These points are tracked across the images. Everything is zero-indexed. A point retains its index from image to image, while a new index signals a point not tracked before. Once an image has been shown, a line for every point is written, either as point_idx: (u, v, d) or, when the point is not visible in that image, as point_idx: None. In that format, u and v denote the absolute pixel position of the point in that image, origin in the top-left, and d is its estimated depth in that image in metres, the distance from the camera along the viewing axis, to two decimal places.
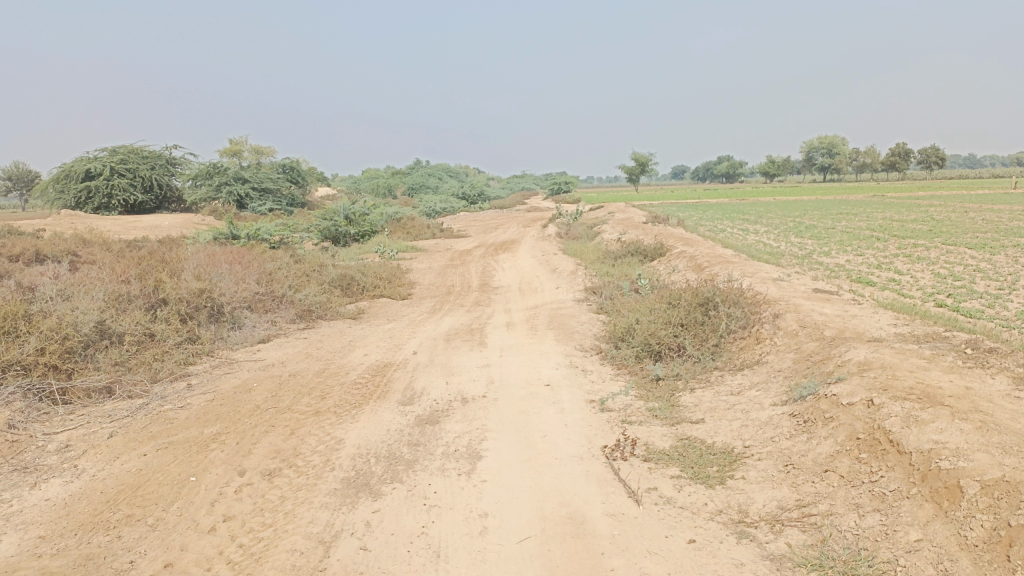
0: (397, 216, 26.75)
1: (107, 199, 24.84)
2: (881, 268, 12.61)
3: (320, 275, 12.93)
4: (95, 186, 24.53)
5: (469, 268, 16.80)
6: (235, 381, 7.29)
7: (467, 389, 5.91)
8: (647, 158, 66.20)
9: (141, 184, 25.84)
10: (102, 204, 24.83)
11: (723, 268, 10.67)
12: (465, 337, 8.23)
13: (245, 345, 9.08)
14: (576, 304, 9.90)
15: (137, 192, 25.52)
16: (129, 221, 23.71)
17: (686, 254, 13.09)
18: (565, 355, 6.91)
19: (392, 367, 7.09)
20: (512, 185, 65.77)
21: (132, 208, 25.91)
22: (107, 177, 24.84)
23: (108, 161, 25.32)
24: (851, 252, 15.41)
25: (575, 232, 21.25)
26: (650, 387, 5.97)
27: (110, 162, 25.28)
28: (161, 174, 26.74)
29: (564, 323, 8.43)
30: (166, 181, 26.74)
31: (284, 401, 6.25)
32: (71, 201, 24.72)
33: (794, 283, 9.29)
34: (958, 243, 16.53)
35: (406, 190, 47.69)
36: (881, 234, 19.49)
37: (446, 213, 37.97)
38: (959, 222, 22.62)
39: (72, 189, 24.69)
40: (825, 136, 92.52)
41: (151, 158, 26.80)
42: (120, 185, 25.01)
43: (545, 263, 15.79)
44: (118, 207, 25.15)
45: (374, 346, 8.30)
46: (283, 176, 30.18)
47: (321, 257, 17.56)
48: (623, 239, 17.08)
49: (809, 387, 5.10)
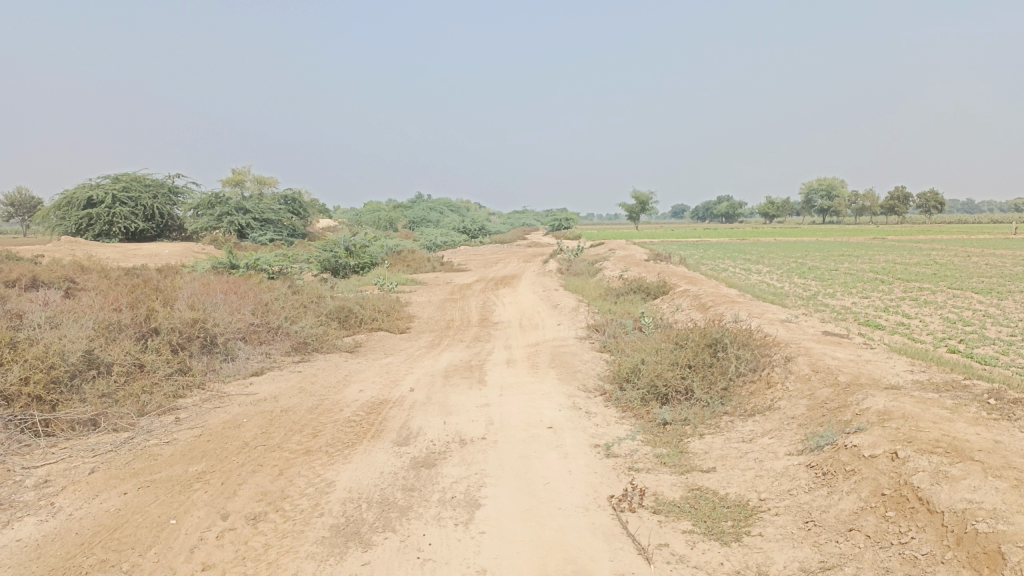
0: (397, 249, 26.60)
1: (107, 227, 24.71)
2: (889, 311, 12.39)
3: (317, 307, 12.70)
4: (96, 213, 24.41)
5: (468, 303, 16.57)
6: (225, 416, 7.02)
7: (466, 430, 5.65)
8: (648, 196, 66.40)
9: (143, 212, 25.74)
10: (102, 231, 24.69)
11: (728, 308, 10.45)
12: (464, 374, 7.97)
13: (238, 377, 8.81)
14: (579, 342, 9.66)
15: (139, 220, 25.39)
16: (128, 249, 23.53)
17: (690, 293, 12.87)
18: (567, 395, 6.65)
19: (389, 404, 6.83)
20: (513, 221, 65.87)
21: (133, 236, 25.78)
22: (109, 204, 24.74)
23: (110, 188, 25.25)
24: (856, 294, 15.20)
25: (576, 268, 21.08)
26: (657, 432, 5.71)
27: (113, 189, 25.21)
28: (163, 202, 26.65)
29: (566, 361, 8.18)
30: (167, 209, 26.64)
31: (274, 438, 5.97)
32: (72, 227, 24.59)
33: (802, 325, 9.06)
34: (964, 287, 16.34)
35: (407, 224, 47.67)
36: (885, 277, 19.29)
37: (446, 247, 37.86)
38: (963, 266, 22.47)
39: (72, 216, 24.57)
40: (825, 179, 93.01)
41: (153, 186, 26.75)
42: (121, 213, 24.91)
43: (546, 299, 15.58)
44: (118, 235, 25.00)
45: (369, 381, 8.04)
46: (285, 207, 30.12)
47: (320, 289, 17.34)
48: (625, 276, 16.89)
49: (826, 437, 4.83)
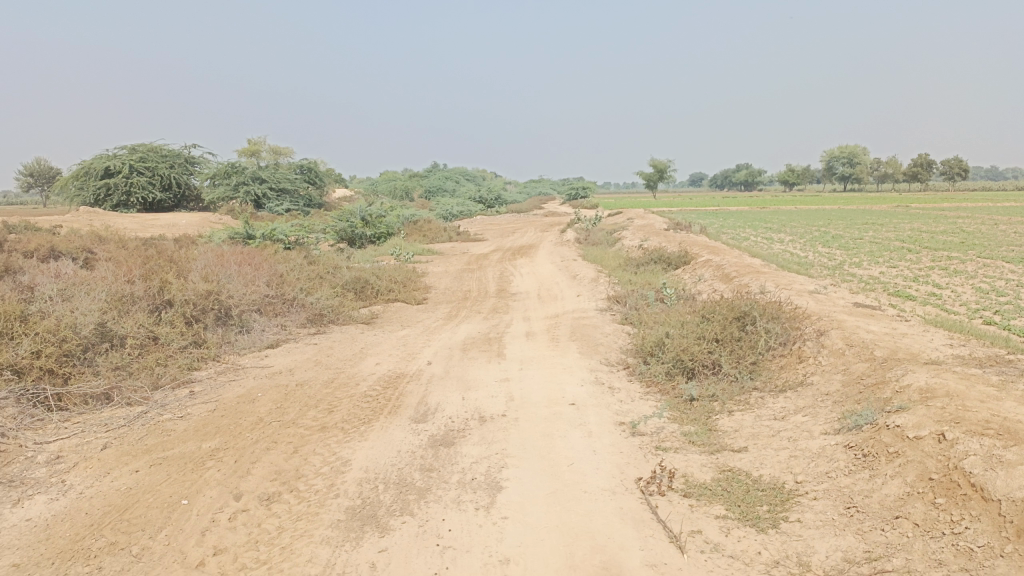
0: (413, 219, 26.37)
1: (125, 197, 24.66)
2: (918, 282, 12.03)
3: (333, 278, 12.53)
4: (114, 184, 24.34)
5: (485, 273, 16.36)
6: (239, 389, 6.87)
7: (486, 407, 5.46)
8: (666, 165, 65.54)
9: (159, 182, 25.65)
10: (120, 201, 24.65)
11: (753, 279, 10.16)
12: (482, 347, 7.78)
13: (253, 350, 8.67)
14: (599, 313, 9.43)
15: (156, 190, 25.32)
16: (146, 219, 23.48)
17: (712, 263, 12.57)
18: (590, 370, 6.44)
19: (405, 378, 6.65)
20: (530, 190, 65.36)
21: (150, 206, 25.73)
22: (126, 175, 24.65)
23: (127, 159, 25.14)
24: (883, 264, 14.81)
25: (595, 237, 20.78)
26: (684, 409, 5.49)
27: (130, 159, 25.10)
28: (180, 173, 26.53)
29: (587, 334, 7.95)
30: (184, 179, 26.53)
31: (289, 414, 5.81)
32: (90, 198, 24.56)
33: (831, 296, 8.77)
34: (994, 256, 15.89)
35: (423, 193, 47.38)
36: (911, 245, 18.84)
37: (462, 216, 37.59)
38: (991, 234, 21.91)
39: (90, 186, 24.52)
40: (847, 145, 91.39)
41: (170, 156, 26.61)
42: (138, 183, 24.83)
43: (565, 270, 15.33)
44: (136, 205, 24.96)
45: (386, 354, 7.87)
46: (301, 177, 29.93)
47: (336, 259, 17.18)
48: (645, 245, 16.60)
49: (865, 416, 4.59)
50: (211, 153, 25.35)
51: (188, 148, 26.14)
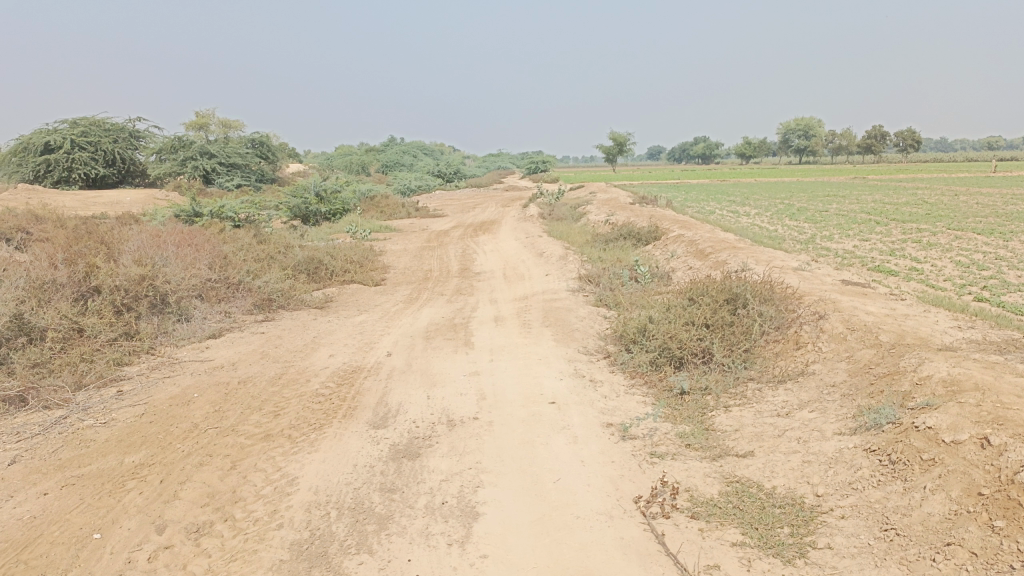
0: (370, 195, 25.43)
1: (67, 173, 23.27)
2: (896, 255, 11.65)
3: (284, 259, 11.71)
4: (54, 159, 22.94)
5: (447, 251, 15.64)
6: (174, 388, 6.12)
7: (454, 408, 4.81)
8: (626, 138, 65.10)
9: (103, 157, 24.26)
10: (61, 178, 23.27)
11: (731, 255, 9.65)
12: (447, 334, 7.10)
13: (193, 341, 7.89)
14: (571, 294, 8.83)
15: (99, 166, 23.94)
16: (87, 197, 22.17)
17: (684, 239, 12.04)
18: (567, 360, 5.83)
19: (362, 373, 5.96)
20: (489, 165, 64.39)
21: (93, 183, 24.36)
22: (67, 150, 23.25)
23: (68, 133, 23.71)
24: (855, 237, 14.47)
25: (559, 212, 20.18)
26: (676, 405, 4.91)
27: (71, 134, 23.67)
28: (124, 147, 25.14)
29: (561, 319, 7.33)
30: (128, 154, 25.14)
31: (229, 421, 5.09)
32: (29, 174, 23.12)
33: (817, 272, 8.28)
34: (964, 228, 15.68)
35: (380, 168, 46.19)
36: (878, 218, 18.60)
37: (421, 191, 36.64)
38: (954, 206, 21.84)
39: (29, 162, 23.09)
40: (802, 118, 92.22)
41: (113, 130, 25.20)
42: (79, 159, 23.43)
43: (530, 247, 14.69)
44: (79, 181, 23.57)
45: (341, 344, 7.15)
46: (252, 151, 28.69)
47: (290, 238, 16.29)
48: (612, 221, 16.04)
49: (885, 414, 4.05)
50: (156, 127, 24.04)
51: (131, 121, 24.74)
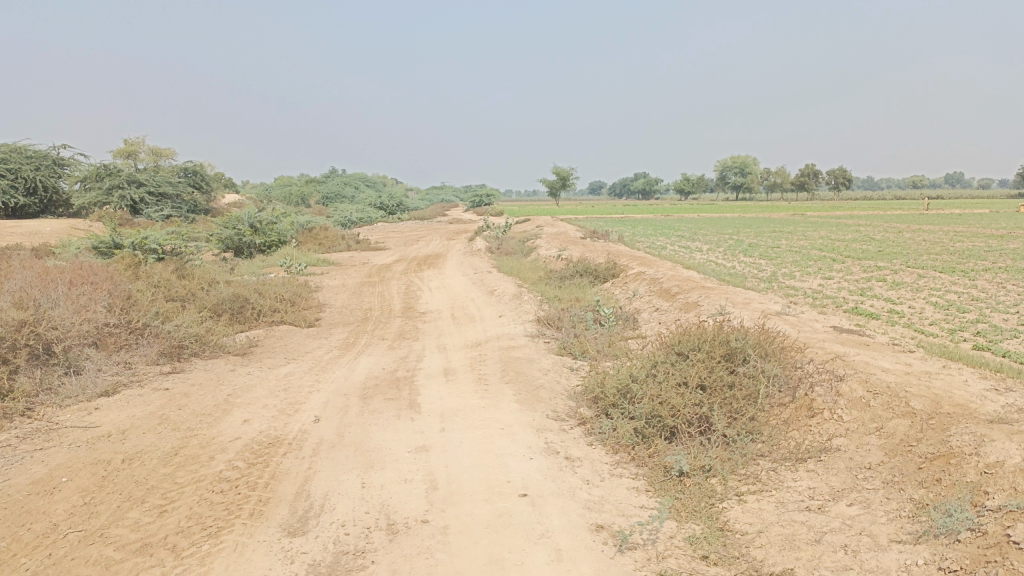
0: (309, 226, 24.14)
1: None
2: (866, 295, 11.07)
3: (205, 297, 10.43)
4: None
5: (389, 287, 14.53)
6: (40, 468, 4.80)
7: (397, 505, 3.70)
8: (569, 172, 65.15)
9: (23, 185, 22.51)
10: None
11: (702, 296, 8.84)
12: (388, 393, 5.98)
13: (80, 400, 6.56)
14: (530, 339, 7.84)
15: (19, 195, 22.18)
16: (3, 226, 20.44)
17: (646, 277, 11.21)
18: (535, 430, 4.79)
19: (281, 448, 4.80)
20: (434, 197, 63.64)
21: (11, 213, 22.56)
22: None
23: None
24: (816, 275, 13.93)
25: (507, 247, 19.26)
26: (677, 494, 3.90)
27: None
28: (47, 175, 23.38)
29: (522, 372, 6.28)
30: (52, 182, 23.38)
31: (98, 523, 3.84)
32: None
33: (803, 316, 7.49)
34: (922, 266, 15.36)
35: (320, 200, 44.79)
36: (834, 254, 18.27)
37: (362, 223, 35.45)
38: (903, 242, 21.78)
39: None
40: (740, 156, 94.35)
41: (35, 157, 23.38)
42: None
43: (479, 283, 13.72)
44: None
45: (261, 405, 5.96)
46: (185, 181, 27.07)
47: (219, 274, 14.98)
48: (564, 256, 15.20)
49: (959, 519, 3.12)
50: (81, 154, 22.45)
51: (55, 149, 23.09)
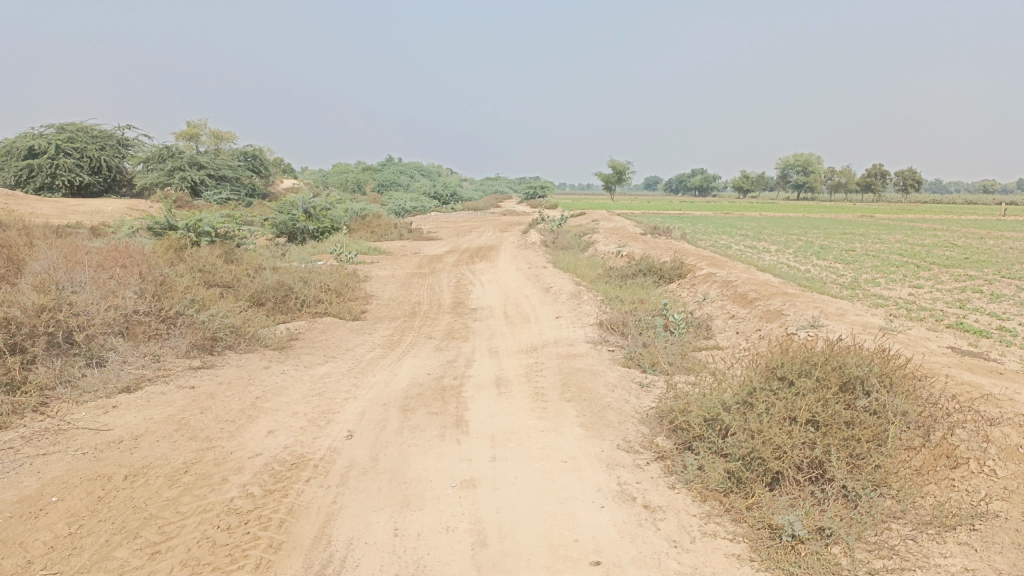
0: (363, 213, 23.65)
1: (50, 180, 21.59)
2: (966, 308, 9.91)
3: (248, 285, 9.89)
4: (37, 164, 21.33)
5: (440, 279, 13.86)
6: (35, 478, 4.19)
7: (437, 568, 2.95)
8: (625, 167, 63.83)
9: (88, 164, 22.60)
10: (43, 184, 21.61)
11: (786, 303, 7.88)
12: (432, 405, 5.24)
13: (99, 396, 5.97)
14: (593, 346, 7.03)
15: (84, 173, 22.24)
16: (66, 203, 20.49)
17: (717, 279, 10.27)
18: (604, 466, 3.98)
19: (306, 472, 4.09)
20: (489, 188, 63.09)
21: (76, 192, 22.71)
22: (52, 155, 21.66)
23: (54, 138, 22.13)
24: (903, 283, 12.74)
25: (563, 240, 18.43)
26: (790, 567, 3.08)
27: (56, 139, 22.08)
28: (111, 155, 23.40)
29: (585, 388, 5.46)
30: (115, 162, 23.40)
31: (76, 565, 3.16)
32: (11, 179, 21.50)
33: (909, 333, 6.52)
34: (1019, 276, 13.99)
35: (375, 187, 44.54)
36: (916, 260, 16.95)
37: (416, 213, 35.02)
38: (990, 249, 20.20)
39: (12, 166, 21.46)
40: (803, 155, 91.38)
41: (101, 137, 23.41)
42: (64, 165, 21.74)
43: (534, 279, 12.95)
44: (62, 189, 21.88)
45: (289, 414, 5.27)
46: (244, 165, 26.90)
47: (269, 260, 14.51)
48: (625, 253, 14.31)
49: None
50: (142, 135, 22.39)
51: (119, 129, 23.15)
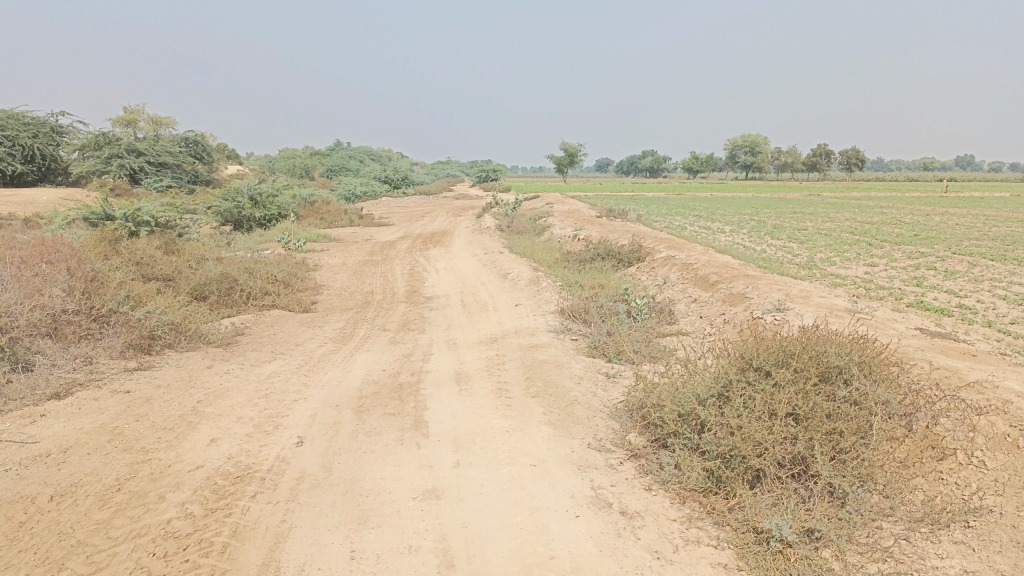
0: (312, 199, 22.98)
1: None
2: (922, 286, 9.92)
3: (190, 278, 9.37)
4: None
5: (393, 267, 13.46)
6: None
7: None
8: (577, 149, 63.74)
9: (20, 153, 21.49)
10: None
11: (748, 285, 7.75)
12: (389, 405, 4.92)
13: (23, 403, 5.48)
14: (555, 336, 6.78)
15: (16, 163, 21.15)
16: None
17: (677, 261, 10.11)
18: (576, 469, 3.73)
19: (252, 486, 3.75)
20: (441, 172, 62.44)
21: (8, 182, 21.59)
22: None
23: None
24: (857, 261, 12.77)
25: (518, 224, 18.14)
26: None
27: None
28: (45, 144, 22.29)
29: (550, 381, 5.19)
30: (49, 150, 22.31)
31: None
32: None
33: (875, 314, 6.41)
34: (968, 252, 14.17)
35: (324, 173, 43.61)
36: (867, 238, 17.12)
37: (366, 198, 34.34)
38: (936, 226, 20.56)
39: None
40: (750, 135, 92.60)
41: (33, 124, 22.23)
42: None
43: (490, 265, 12.66)
44: None
45: (233, 419, 4.89)
46: (186, 151, 25.90)
47: (214, 250, 13.90)
48: (582, 237, 14.10)
49: None
50: (77, 121, 21.35)
51: (53, 116, 22.04)
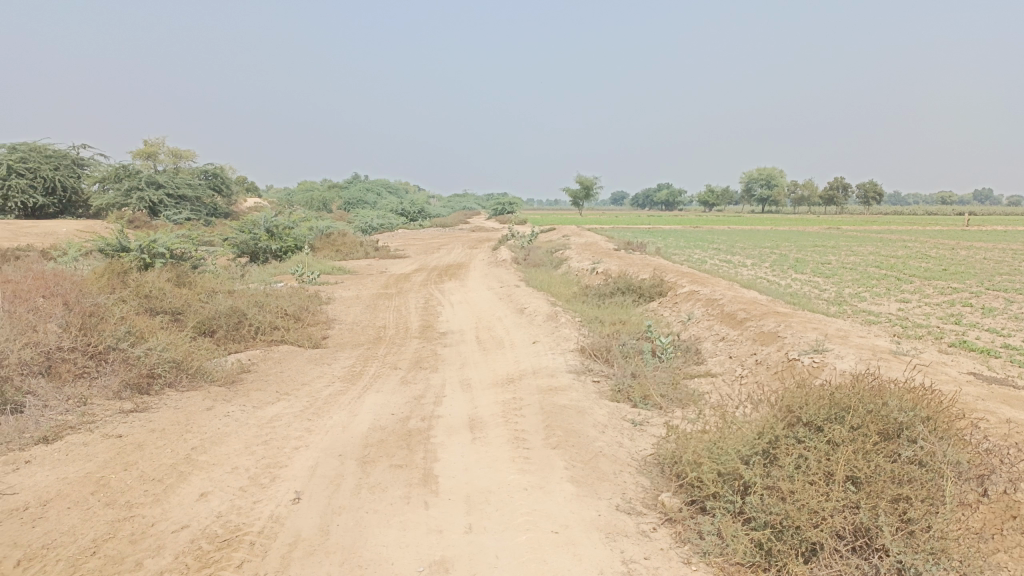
0: (328, 231, 22.78)
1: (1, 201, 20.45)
2: (961, 323, 9.44)
3: (197, 312, 9.05)
4: None
5: (408, 300, 13.12)
6: None
7: None
8: (593, 181, 63.58)
9: (41, 185, 21.49)
10: None
11: (780, 323, 7.31)
12: (396, 456, 4.52)
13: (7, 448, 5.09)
14: (576, 377, 6.36)
15: (38, 195, 21.16)
16: (16, 225, 19.40)
17: (702, 297, 9.68)
18: (604, 540, 3.31)
19: (240, 554, 3.34)
20: (457, 204, 62.52)
21: (29, 213, 21.57)
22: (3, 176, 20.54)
23: (4, 158, 20.99)
24: (888, 297, 12.28)
25: (535, 257, 17.80)
26: None
27: (7, 159, 20.95)
28: (66, 176, 22.33)
29: (571, 430, 4.78)
30: (70, 182, 22.32)
31: None
32: None
33: (920, 356, 5.97)
34: (1002, 288, 13.64)
35: (341, 206, 43.69)
36: (895, 272, 16.62)
37: (383, 230, 34.22)
38: (964, 260, 20.01)
39: None
40: (767, 169, 92.29)
41: (55, 156, 22.27)
42: (16, 186, 20.64)
43: (507, 299, 12.29)
44: (15, 211, 20.77)
45: (227, 471, 4.49)
46: (205, 183, 25.88)
47: (227, 283, 13.64)
48: (601, 270, 13.71)
49: None
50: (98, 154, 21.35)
51: (75, 148, 22.08)
